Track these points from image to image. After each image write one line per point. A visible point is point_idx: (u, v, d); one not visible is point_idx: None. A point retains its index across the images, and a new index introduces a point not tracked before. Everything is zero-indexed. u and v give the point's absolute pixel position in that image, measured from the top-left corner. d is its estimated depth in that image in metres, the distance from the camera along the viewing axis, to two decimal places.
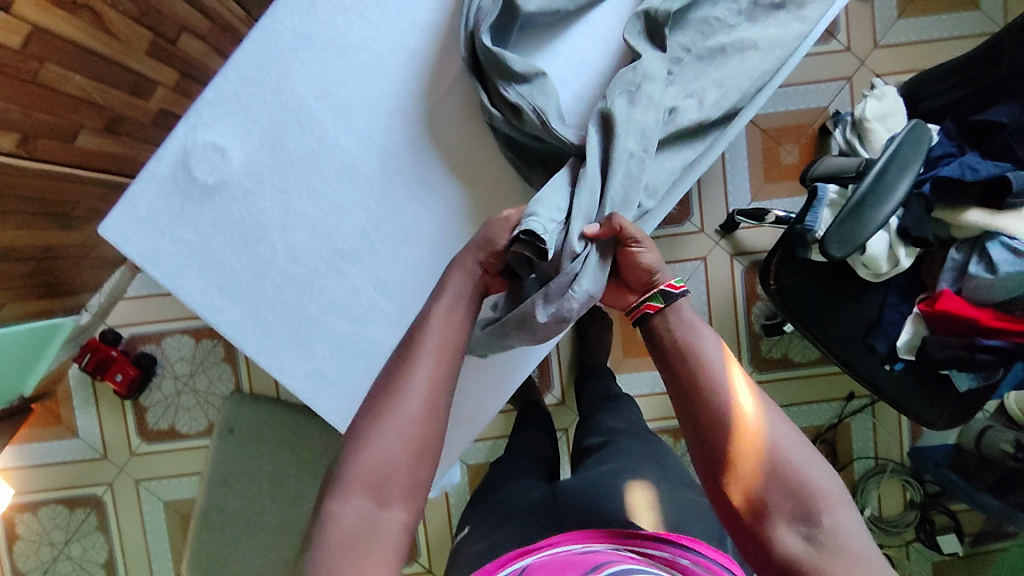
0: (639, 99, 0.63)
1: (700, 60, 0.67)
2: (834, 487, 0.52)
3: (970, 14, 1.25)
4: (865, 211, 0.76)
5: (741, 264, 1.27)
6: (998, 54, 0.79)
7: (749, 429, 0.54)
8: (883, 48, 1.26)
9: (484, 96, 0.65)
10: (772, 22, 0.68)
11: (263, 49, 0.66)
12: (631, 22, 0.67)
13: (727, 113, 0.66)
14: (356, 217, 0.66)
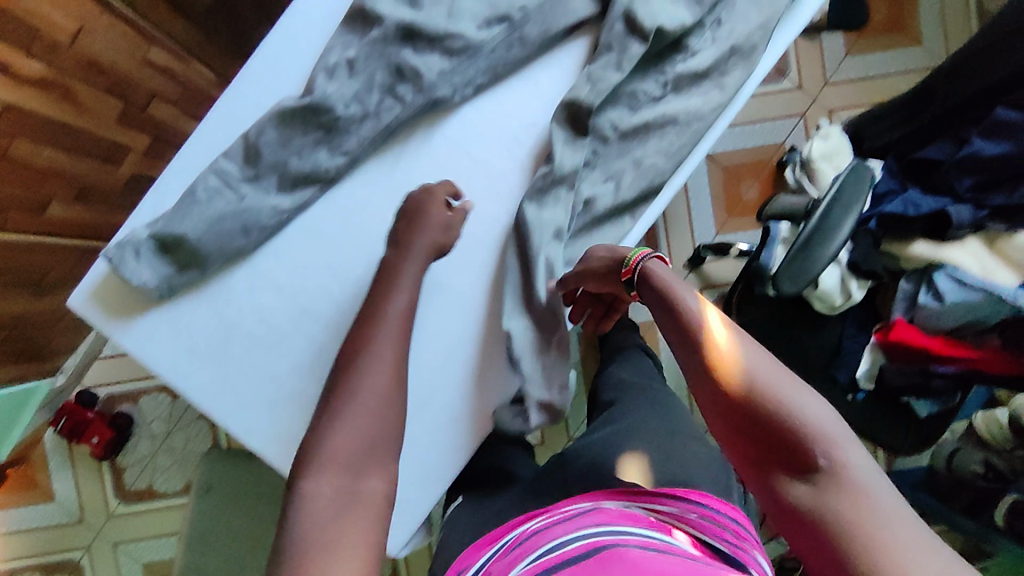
0: (546, 200, 0.67)
1: (624, 139, 0.70)
2: (832, 424, 0.47)
3: (912, 50, 1.31)
4: (812, 249, 0.79)
5: (711, 295, 1.31)
6: (930, 94, 0.84)
7: (731, 371, 0.50)
8: (833, 85, 1.31)
9: (325, 143, 0.67)
10: (694, 92, 0.69)
11: (227, 120, 0.68)
12: (557, 108, 0.68)
13: (647, 191, 0.70)
14: (322, 278, 0.68)
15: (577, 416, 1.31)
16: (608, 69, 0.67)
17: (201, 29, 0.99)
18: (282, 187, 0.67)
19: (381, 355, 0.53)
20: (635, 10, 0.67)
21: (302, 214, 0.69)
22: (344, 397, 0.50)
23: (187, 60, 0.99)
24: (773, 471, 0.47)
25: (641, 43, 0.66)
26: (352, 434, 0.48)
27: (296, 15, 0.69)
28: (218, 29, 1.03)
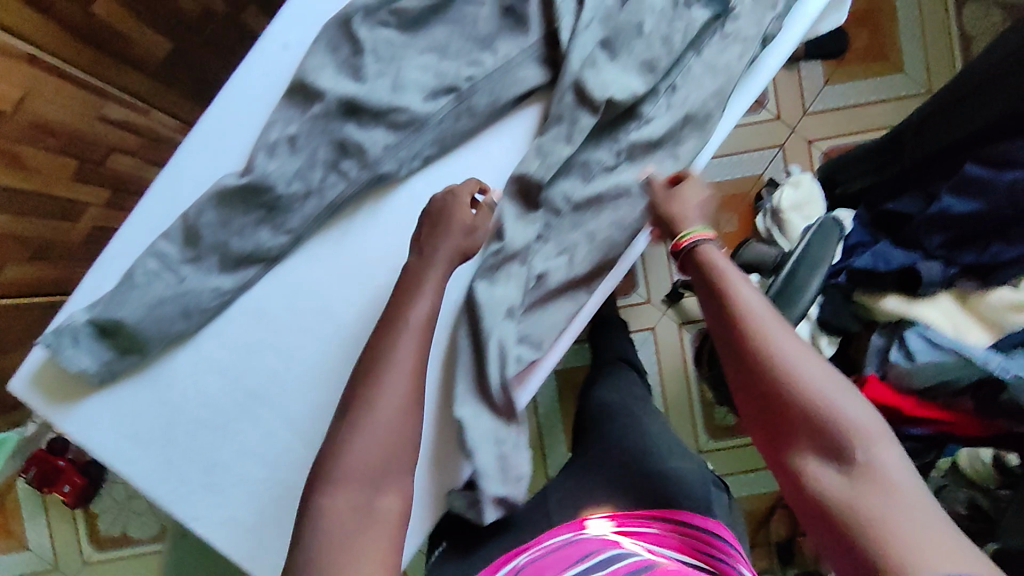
0: (498, 277, 0.66)
1: (577, 211, 0.68)
2: (874, 427, 0.50)
3: (894, 78, 1.29)
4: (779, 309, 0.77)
5: (690, 332, 1.30)
6: (899, 145, 0.83)
7: (781, 368, 0.53)
8: (813, 115, 1.29)
9: (267, 222, 0.65)
10: (649, 161, 0.68)
11: (168, 197, 0.67)
12: (507, 182, 0.66)
13: (602, 263, 0.68)
14: (267, 360, 0.67)
15: (556, 453, 1.29)
16: (558, 142, 0.65)
17: (158, 82, 0.95)
18: (225, 267, 0.66)
19: (394, 376, 0.56)
20: (585, 80, 0.64)
21: (246, 293, 0.67)
22: (355, 423, 0.54)
23: (146, 111, 0.96)
24: (810, 464, 0.51)
25: (591, 114, 0.65)
26: (367, 455, 0.53)
27: (236, 88, 0.67)
28: (180, 83, 0.99)
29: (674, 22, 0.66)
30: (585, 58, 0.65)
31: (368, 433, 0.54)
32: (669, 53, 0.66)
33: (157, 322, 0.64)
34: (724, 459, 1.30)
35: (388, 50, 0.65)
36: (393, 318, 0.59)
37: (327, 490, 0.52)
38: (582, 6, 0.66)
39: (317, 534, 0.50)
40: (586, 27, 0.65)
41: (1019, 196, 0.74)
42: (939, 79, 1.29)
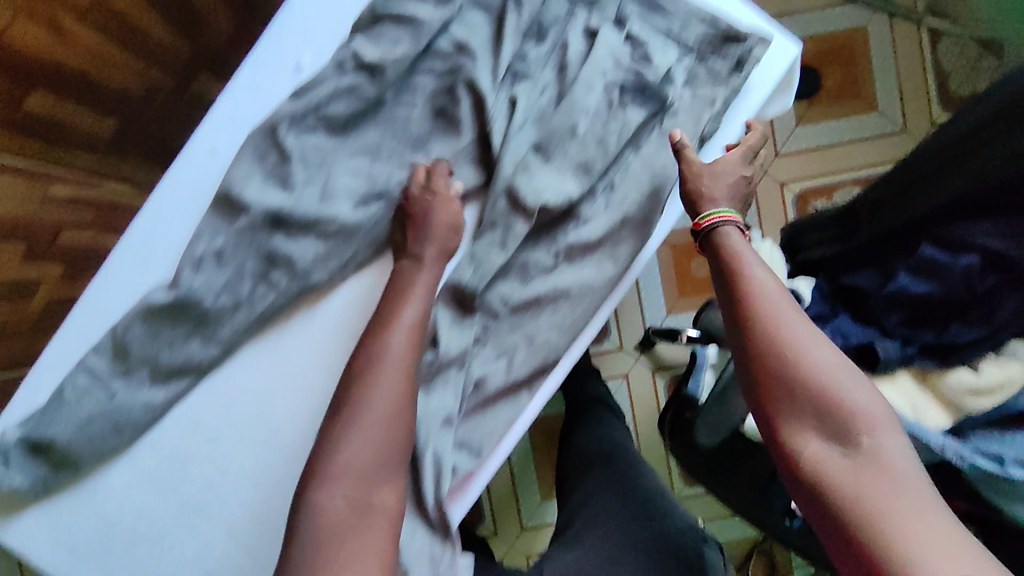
0: (434, 385, 0.64)
1: (516, 312, 0.66)
2: (879, 414, 0.52)
3: (868, 117, 1.26)
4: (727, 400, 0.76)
5: (663, 378, 1.28)
6: (856, 216, 0.83)
7: (795, 352, 0.54)
8: (785, 156, 1.27)
9: (197, 334, 0.64)
10: (588, 262, 0.66)
11: (97, 309, 0.66)
12: (441, 289, 0.65)
13: (542, 365, 0.67)
14: (204, 470, 0.66)
15: (529, 501, 1.27)
16: (492, 248, 0.63)
17: (105, 156, 0.91)
18: (155, 379, 0.65)
19: (384, 379, 0.57)
20: (518, 186, 0.63)
21: (179, 404, 0.67)
22: (345, 423, 0.55)
23: (98, 181, 0.92)
24: (812, 443, 0.52)
25: (525, 220, 0.63)
26: (362, 452, 0.54)
27: (163, 195, 0.65)
28: (130, 154, 0.95)
29: (608, 124, 0.64)
30: (517, 163, 0.63)
31: (361, 432, 0.55)
32: (604, 156, 0.64)
33: (91, 439, 0.64)
34: (700, 505, 1.29)
35: (317, 155, 0.63)
36: (376, 326, 0.60)
37: (319, 486, 0.52)
38: (515, 107, 0.63)
39: (309, 529, 0.51)
40: (519, 130, 0.63)
41: (974, 279, 0.73)
42: (914, 116, 1.26)
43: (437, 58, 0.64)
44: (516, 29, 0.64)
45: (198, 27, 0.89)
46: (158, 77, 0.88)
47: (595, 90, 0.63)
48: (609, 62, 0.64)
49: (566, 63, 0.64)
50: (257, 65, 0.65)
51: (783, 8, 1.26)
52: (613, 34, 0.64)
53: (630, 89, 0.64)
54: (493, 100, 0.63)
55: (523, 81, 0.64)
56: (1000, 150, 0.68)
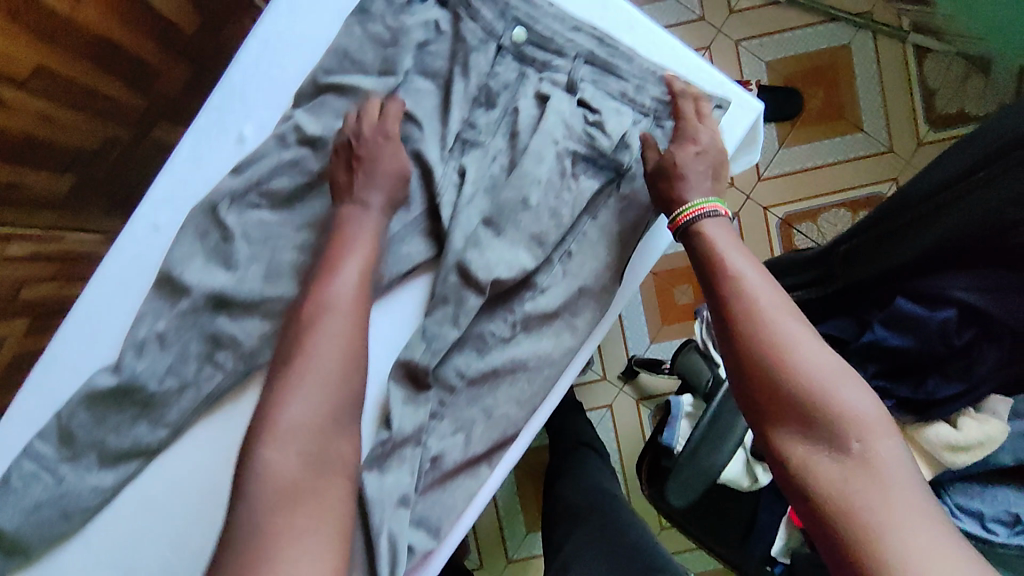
0: (389, 465, 0.62)
1: (473, 384, 0.64)
2: (870, 408, 0.52)
3: (854, 137, 1.23)
4: (700, 458, 0.76)
5: (649, 407, 1.24)
6: (829, 263, 0.80)
7: (780, 349, 0.55)
8: (767, 179, 1.24)
9: (145, 415, 0.62)
10: (546, 332, 0.64)
11: (43, 391, 0.64)
12: (393, 366, 0.63)
13: (500, 440, 0.65)
14: (158, 551, 0.64)
15: (514, 533, 1.25)
16: (445, 324, 0.62)
17: (66, 211, 0.87)
18: (103, 463, 0.63)
19: (331, 334, 0.55)
20: (468, 262, 0.61)
21: (130, 486, 0.64)
22: (290, 383, 0.52)
23: (57, 236, 0.87)
24: (797, 437, 0.53)
25: (477, 295, 0.61)
26: (313, 408, 0.51)
27: (105, 273, 0.64)
28: (91, 205, 0.91)
29: (561, 194, 0.63)
30: (468, 237, 0.61)
31: (309, 385, 0.52)
32: (557, 227, 0.62)
33: (38, 526, 0.62)
34: None
35: (261, 229, 0.61)
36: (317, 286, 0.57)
37: (266, 444, 0.50)
38: (464, 177, 0.63)
39: (256, 488, 0.48)
40: (468, 202, 0.62)
41: (951, 333, 0.71)
42: (901, 135, 1.23)
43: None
44: (464, 97, 0.63)
45: (153, 81, 0.86)
46: (115, 132, 0.86)
47: (546, 160, 0.62)
48: (559, 130, 0.63)
49: (515, 130, 0.63)
50: (195, 140, 0.63)
51: (764, 27, 1.22)
52: (563, 101, 0.64)
53: (582, 157, 0.63)
54: (442, 171, 0.63)
55: (472, 149, 0.64)
56: (962, 212, 0.66)
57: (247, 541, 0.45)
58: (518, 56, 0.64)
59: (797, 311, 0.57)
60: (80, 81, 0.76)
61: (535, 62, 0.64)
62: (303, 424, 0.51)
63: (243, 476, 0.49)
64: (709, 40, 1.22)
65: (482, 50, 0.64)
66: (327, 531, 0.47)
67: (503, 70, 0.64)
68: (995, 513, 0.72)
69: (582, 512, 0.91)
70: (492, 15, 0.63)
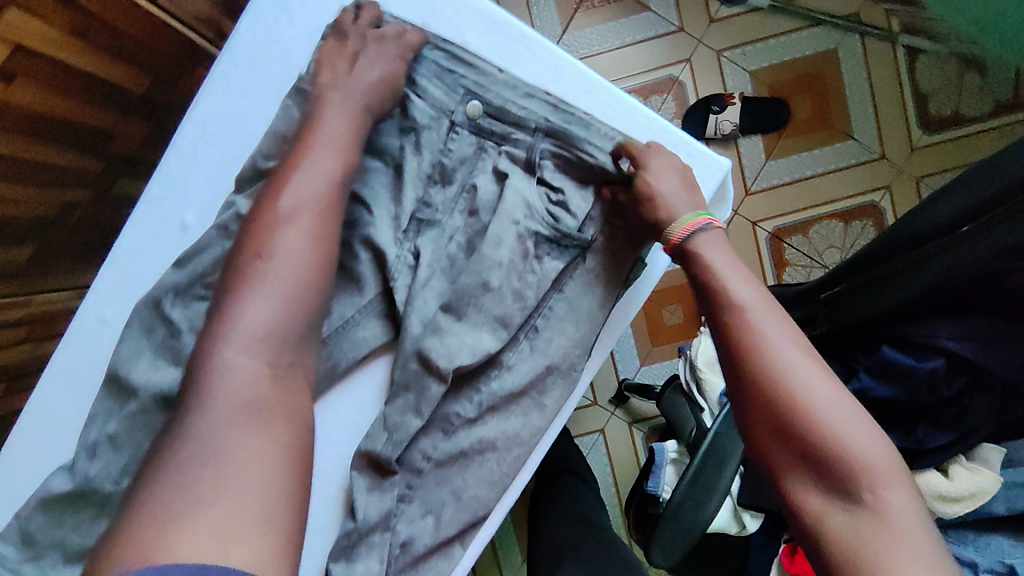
0: (356, 554, 0.61)
1: (441, 465, 0.63)
2: (879, 451, 0.49)
3: (843, 145, 1.19)
4: (683, 513, 0.73)
5: (640, 430, 1.21)
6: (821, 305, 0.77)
7: (781, 380, 0.52)
8: (755, 193, 1.19)
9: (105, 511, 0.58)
10: (514, 410, 0.64)
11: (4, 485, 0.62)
12: (356, 455, 0.63)
13: (471, 520, 0.64)
14: None
15: (512, 564, 1.19)
16: (407, 413, 0.63)
17: (25, 279, 0.81)
18: (69, 560, 0.59)
19: (300, 236, 0.53)
20: (429, 350, 0.62)
21: None
22: (250, 282, 0.50)
23: (27, 299, 0.82)
24: (802, 476, 0.51)
25: (439, 382, 0.62)
26: (280, 311, 0.50)
27: (58, 364, 0.62)
28: (62, 267, 0.86)
29: (525, 276, 0.64)
30: (426, 324, 0.63)
31: (275, 284, 0.50)
32: (522, 307, 0.63)
33: None
34: None
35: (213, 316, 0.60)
36: (275, 191, 0.55)
37: (229, 345, 0.47)
38: (418, 260, 0.64)
39: (220, 390, 0.45)
40: (424, 286, 0.64)
41: (940, 383, 0.68)
42: (894, 141, 1.19)
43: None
44: (416, 178, 0.66)
45: (107, 142, 0.82)
46: (72, 195, 0.81)
47: (506, 242, 0.63)
48: (519, 211, 0.64)
49: (472, 208, 0.66)
50: (138, 229, 0.64)
51: (745, 36, 1.18)
52: (523, 181, 0.66)
53: (546, 239, 0.64)
54: (398, 253, 0.65)
55: (428, 229, 0.66)
56: (944, 265, 0.63)
57: (211, 444, 0.42)
58: (476, 130, 0.66)
59: (801, 339, 0.55)
60: (24, 156, 0.71)
61: (494, 135, 0.66)
62: (270, 328, 0.49)
63: (200, 380, 0.46)
64: (690, 51, 1.18)
65: (434, 126, 0.66)
66: (299, 441, 0.46)
67: (458, 145, 0.66)
68: (988, 564, 0.67)
69: (568, 542, 0.84)
70: (443, 93, 0.66)
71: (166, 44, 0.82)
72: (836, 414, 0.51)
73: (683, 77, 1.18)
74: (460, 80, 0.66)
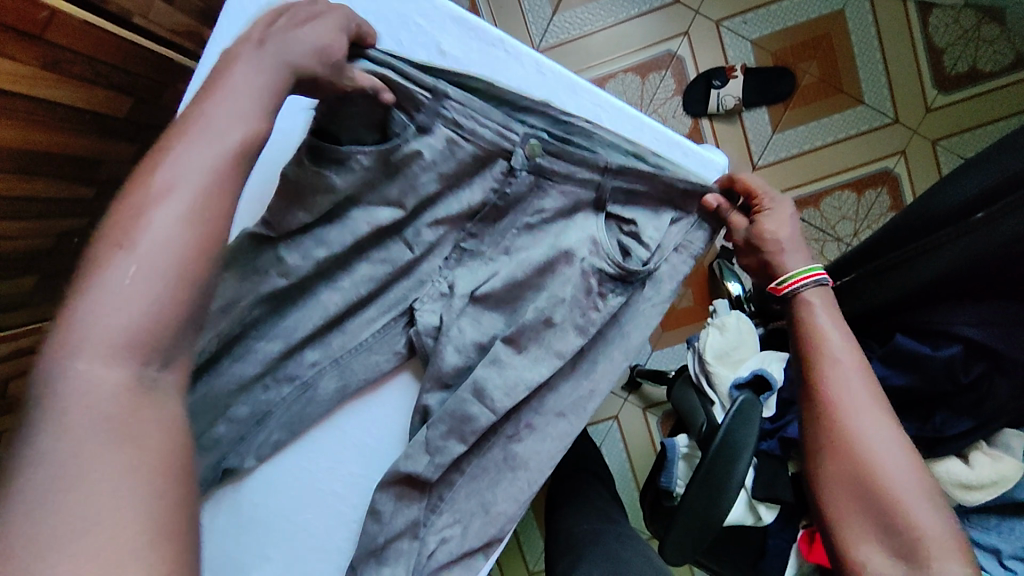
0: (386, 558, 0.62)
1: (474, 477, 0.65)
2: (943, 530, 0.57)
3: (855, 111, 1.14)
4: (697, 514, 0.71)
5: (655, 415, 1.20)
6: (845, 297, 0.73)
7: (861, 449, 0.59)
8: (763, 168, 1.15)
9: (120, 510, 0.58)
10: (550, 429, 0.65)
11: None
12: (389, 473, 0.63)
13: (496, 534, 0.64)
14: None
15: (534, 544, 1.21)
16: (450, 438, 0.63)
17: (30, 310, 0.80)
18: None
19: (176, 212, 0.42)
20: (486, 383, 0.63)
21: None
22: (112, 273, 0.40)
23: (33, 328, 0.81)
24: (864, 533, 0.59)
25: (488, 412, 0.63)
26: (151, 300, 0.40)
27: None
28: None
29: (587, 312, 0.64)
30: (460, 351, 0.66)
31: (142, 275, 0.40)
32: (585, 340, 0.65)
33: None
34: None
35: (237, 346, 0.62)
36: (153, 163, 0.44)
37: (82, 353, 0.38)
38: (453, 290, 0.67)
39: (80, 410, 0.37)
40: (458, 315, 0.66)
41: (958, 371, 0.64)
42: (908, 103, 1.14)
43: (365, 241, 0.64)
44: (463, 212, 0.65)
45: (98, 167, 0.80)
46: (67, 223, 0.79)
47: (569, 279, 0.64)
48: (585, 246, 0.64)
49: (523, 243, 0.67)
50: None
51: (744, 3, 1.13)
52: (590, 219, 0.65)
53: (610, 277, 0.64)
54: (434, 281, 0.68)
55: (470, 259, 0.68)
56: (960, 251, 0.59)
57: (67, 468, 0.35)
58: (536, 169, 0.63)
59: (888, 410, 0.60)
60: (13, 193, 0.69)
61: (555, 175, 0.64)
62: (130, 327, 0.39)
63: (47, 395, 0.37)
64: (687, 25, 1.13)
65: (485, 164, 0.63)
66: (183, 451, 0.39)
67: (515, 187, 0.64)
68: (1015, 550, 0.66)
69: (585, 535, 0.79)
70: (495, 135, 0.61)
71: (144, 65, 0.80)
72: (914, 496, 0.58)
73: (681, 52, 1.14)
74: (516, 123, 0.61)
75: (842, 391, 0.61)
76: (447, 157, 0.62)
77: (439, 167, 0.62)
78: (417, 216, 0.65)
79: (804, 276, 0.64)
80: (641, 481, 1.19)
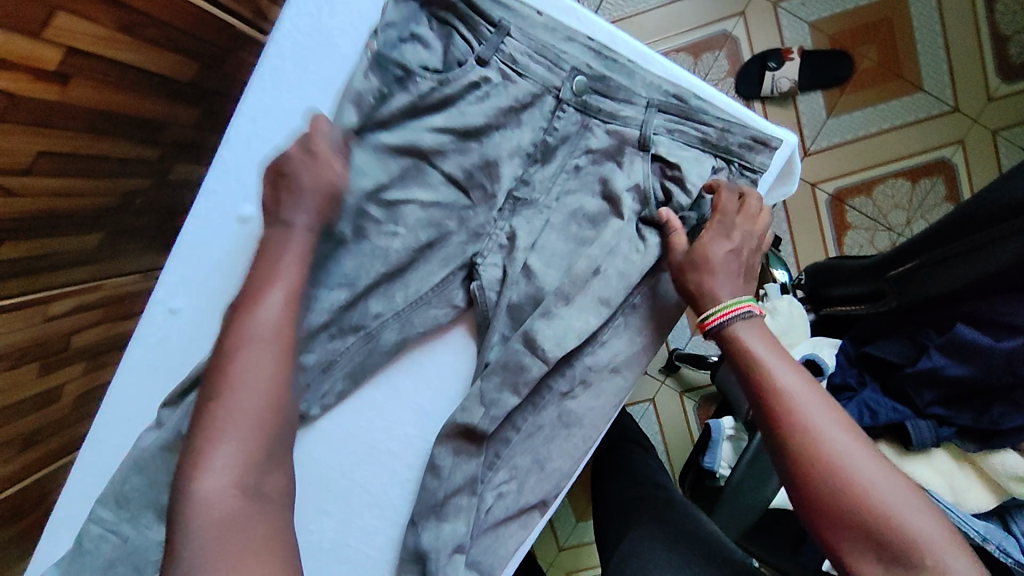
0: (446, 514, 0.62)
1: (529, 434, 0.64)
2: (941, 534, 0.48)
3: (913, 98, 1.11)
4: (747, 492, 0.71)
5: (692, 400, 1.20)
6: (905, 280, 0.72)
7: (825, 462, 0.51)
8: (815, 153, 1.13)
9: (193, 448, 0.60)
10: (605, 385, 0.65)
11: (100, 457, 0.66)
12: (447, 425, 0.64)
13: (552, 492, 0.64)
14: None
15: (565, 520, 1.22)
16: (504, 390, 0.63)
17: (95, 265, 0.82)
18: (163, 518, 0.60)
19: (261, 347, 0.51)
20: (535, 331, 0.63)
21: None
22: (221, 399, 0.48)
23: (95, 283, 0.82)
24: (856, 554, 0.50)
25: (541, 364, 0.63)
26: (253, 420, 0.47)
27: (140, 351, 0.66)
28: (131, 251, 0.88)
29: (632, 257, 0.65)
30: (510, 310, 0.66)
31: (243, 400, 0.47)
32: (628, 288, 0.65)
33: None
34: None
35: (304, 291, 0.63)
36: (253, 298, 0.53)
37: (198, 474, 0.44)
38: (513, 240, 0.66)
39: (199, 518, 0.42)
40: (518, 263, 0.66)
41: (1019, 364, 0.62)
42: (969, 91, 1.11)
43: (428, 188, 0.67)
44: (513, 154, 0.67)
45: (164, 129, 0.81)
46: (134, 182, 0.80)
47: (618, 227, 0.65)
48: (630, 194, 0.66)
49: (572, 188, 0.67)
50: (198, 224, 0.67)
51: None
52: (637, 160, 0.66)
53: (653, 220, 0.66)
54: (490, 234, 0.67)
55: (523, 207, 0.67)
56: None
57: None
58: (581, 108, 0.66)
59: (847, 422, 0.53)
60: (88, 151, 0.71)
61: (601, 113, 0.66)
62: (246, 445, 0.46)
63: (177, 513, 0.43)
64: (744, 4, 1.11)
65: (537, 103, 0.67)
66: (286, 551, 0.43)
67: (563, 124, 0.67)
68: None
69: (632, 507, 0.79)
70: (547, 69, 0.66)
71: (211, 31, 0.81)
72: (902, 505, 0.49)
73: (736, 32, 1.12)
74: (566, 58, 0.66)
75: (795, 401, 0.54)
76: (501, 90, 0.66)
77: (492, 100, 0.65)
78: (468, 155, 0.66)
79: (729, 310, 0.59)
80: (674, 464, 1.19)
